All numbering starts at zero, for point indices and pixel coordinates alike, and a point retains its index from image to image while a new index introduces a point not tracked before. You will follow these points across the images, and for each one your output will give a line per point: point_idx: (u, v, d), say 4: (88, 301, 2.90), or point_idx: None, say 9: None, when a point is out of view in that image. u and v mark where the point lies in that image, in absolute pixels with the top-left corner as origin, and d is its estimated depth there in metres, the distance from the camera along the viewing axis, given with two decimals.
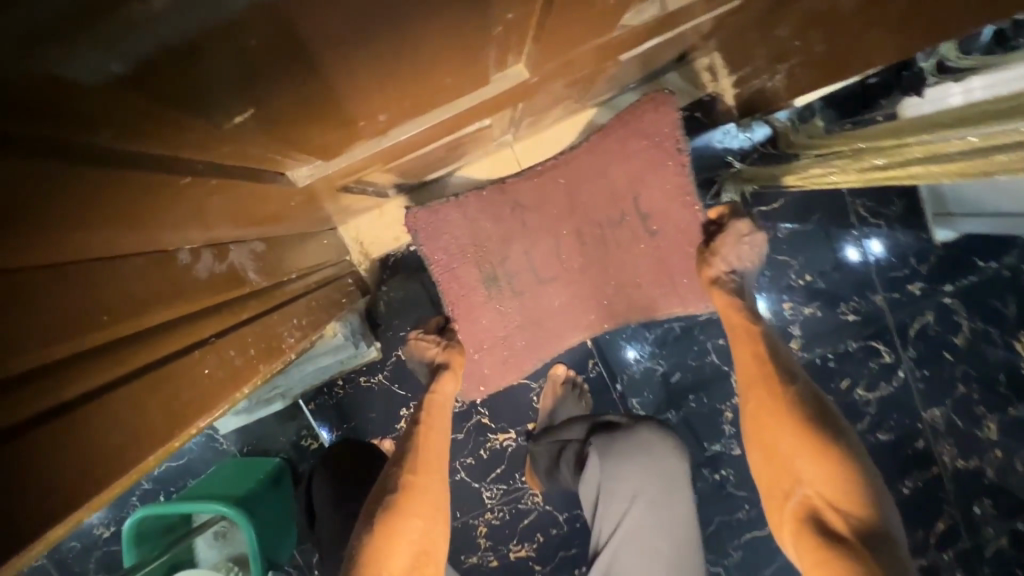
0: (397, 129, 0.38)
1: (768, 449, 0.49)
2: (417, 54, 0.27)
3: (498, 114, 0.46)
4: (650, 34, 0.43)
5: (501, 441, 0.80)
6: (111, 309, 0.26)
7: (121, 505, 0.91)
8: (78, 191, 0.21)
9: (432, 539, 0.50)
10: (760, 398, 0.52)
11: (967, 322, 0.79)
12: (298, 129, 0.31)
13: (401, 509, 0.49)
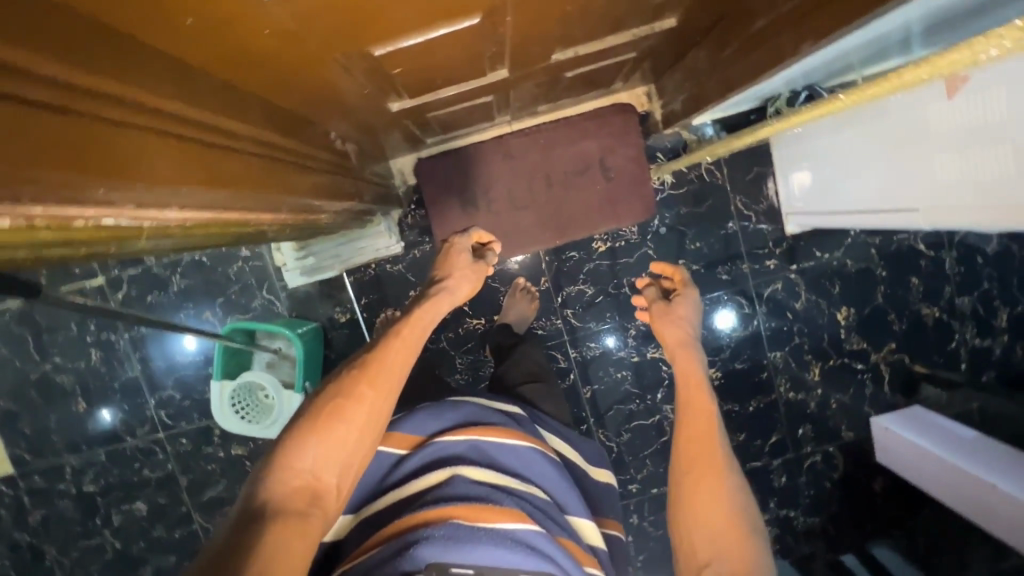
0: (445, 91, 0.71)
1: (701, 515, 0.60)
2: (459, 71, 0.63)
3: (496, 95, 0.81)
4: (581, 63, 0.77)
5: (474, 324, 1.16)
6: (286, 133, 0.55)
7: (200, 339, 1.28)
8: (282, 68, 0.46)
9: (356, 455, 0.62)
10: (707, 470, 0.64)
11: (805, 293, 1.14)
12: (404, 88, 0.64)
13: (341, 415, 0.62)
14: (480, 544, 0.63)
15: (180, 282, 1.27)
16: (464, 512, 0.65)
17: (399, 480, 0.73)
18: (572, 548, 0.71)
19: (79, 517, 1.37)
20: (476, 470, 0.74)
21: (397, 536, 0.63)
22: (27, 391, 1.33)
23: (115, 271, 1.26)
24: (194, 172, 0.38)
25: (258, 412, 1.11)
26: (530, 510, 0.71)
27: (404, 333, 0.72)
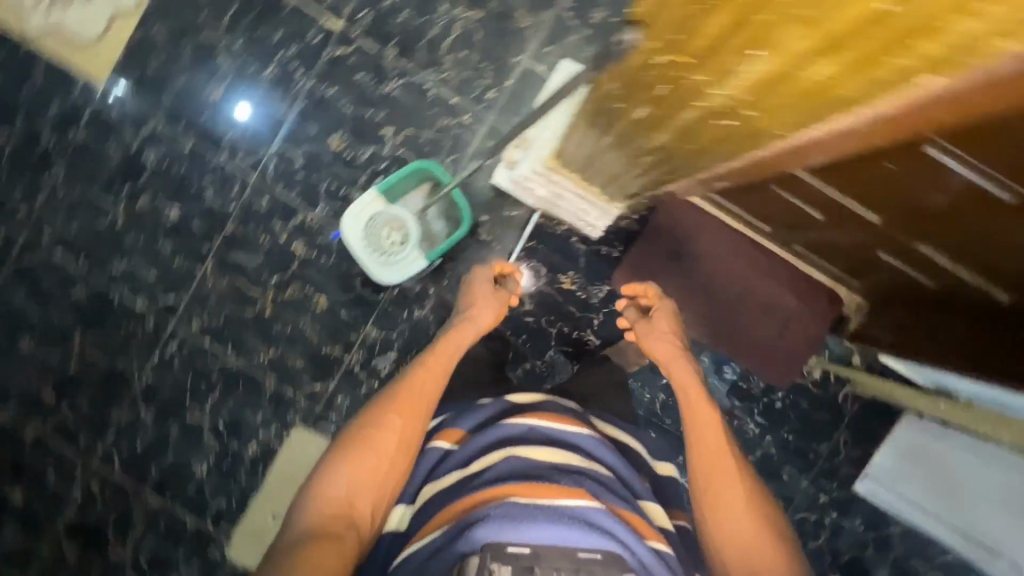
0: (831, 190, 0.74)
1: (722, 512, 0.81)
2: (890, 194, 0.66)
3: (828, 220, 0.85)
4: (905, 259, 0.84)
5: (586, 337, 1.23)
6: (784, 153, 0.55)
7: (365, 143, 1.24)
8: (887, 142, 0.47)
9: (383, 478, 0.79)
10: (731, 476, 0.83)
11: (823, 541, 1.20)
12: (838, 172, 0.67)
13: (368, 447, 0.81)
14: (534, 522, 0.64)
15: (394, 88, 1.24)
16: (519, 491, 0.67)
17: (446, 464, 0.78)
18: (636, 523, 0.70)
19: (114, 172, 1.27)
20: (536, 450, 0.75)
21: (459, 518, 0.67)
22: (186, 42, 1.24)
23: (356, 33, 1.23)
24: (887, 68, 0.35)
25: (381, 248, 1.12)
26: (591, 485, 0.71)
27: (430, 369, 0.91)
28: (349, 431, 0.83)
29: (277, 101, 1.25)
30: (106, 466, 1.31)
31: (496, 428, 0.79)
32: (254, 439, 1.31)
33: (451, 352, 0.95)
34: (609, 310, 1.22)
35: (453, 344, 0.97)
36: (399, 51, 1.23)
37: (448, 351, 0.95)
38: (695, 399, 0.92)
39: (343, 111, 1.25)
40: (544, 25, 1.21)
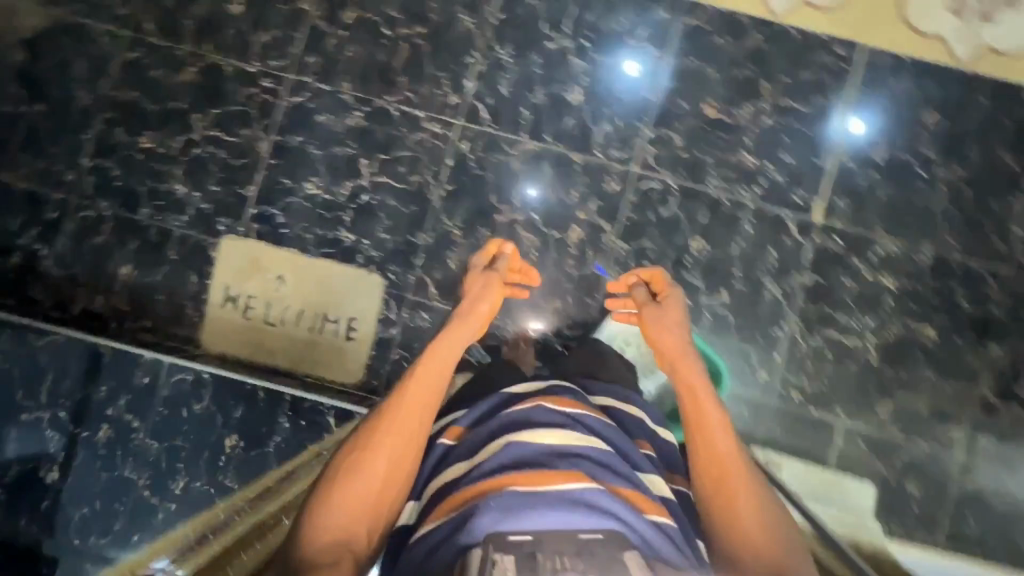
0: None
1: (727, 500, 0.73)
2: None
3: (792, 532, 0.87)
4: None
5: None
6: None
7: (704, 275, 1.14)
8: None
9: (385, 493, 0.72)
10: (734, 467, 0.75)
11: None
12: None
13: (354, 466, 0.73)
14: (536, 510, 0.59)
15: (770, 292, 1.14)
16: (522, 481, 0.62)
17: (451, 461, 0.73)
18: (632, 497, 0.65)
19: (599, 25, 1.19)
20: (536, 433, 0.69)
21: (463, 511, 0.62)
22: (752, 67, 1.17)
23: (814, 238, 1.14)
24: None
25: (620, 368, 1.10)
26: (590, 467, 0.66)
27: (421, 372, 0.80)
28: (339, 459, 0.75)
29: (721, 172, 1.16)
30: (287, 88, 1.21)
31: (505, 417, 0.74)
32: (354, 234, 1.18)
33: (447, 355, 0.85)
34: None
35: (456, 330, 0.88)
36: (810, 287, 1.14)
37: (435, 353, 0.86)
38: (700, 395, 0.81)
39: (730, 244, 1.15)
40: (883, 433, 1.12)
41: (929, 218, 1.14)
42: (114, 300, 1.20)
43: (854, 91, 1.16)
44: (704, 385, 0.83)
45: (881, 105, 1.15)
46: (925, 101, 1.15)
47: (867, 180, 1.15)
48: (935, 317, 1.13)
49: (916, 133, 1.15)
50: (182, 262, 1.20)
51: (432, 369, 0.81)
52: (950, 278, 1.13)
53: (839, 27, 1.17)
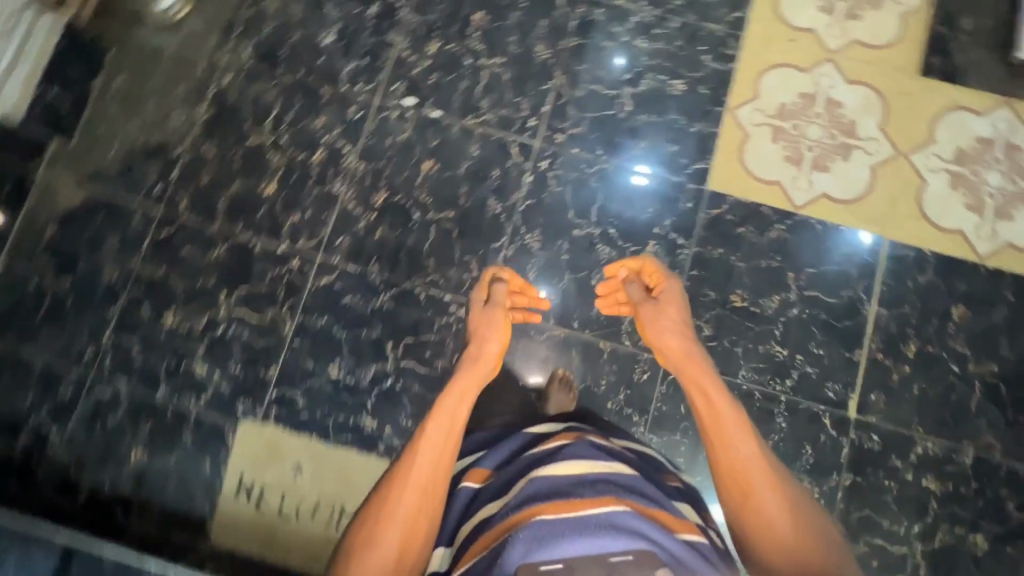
0: None
1: (750, 505, 0.72)
2: None
3: None
4: None
5: None
6: None
7: None
8: None
9: (408, 541, 0.74)
10: (752, 465, 0.74)
11: None
12: None
13: (374, 520, 0.77)
14: (566, 539, 0.58)
15: (808, 493, 1.10)
16: (551, 507, 0.62)
17: (474, 508, 0.74)
18: (660, 516, 0.64)
19: (625, 214, 1.21)
20: (557, 464, 0.68)
21: (494, 547, 0.62)
22: (778, 257, 1.18)
23: (851, 436, 1.11)
24: None
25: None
26: (614, 490, 0.64)
27: (436, 422, 0.83)
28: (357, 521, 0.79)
29: (750, 363, 1.15)
30: (315, 269, 1.22)
31: (530, 457, 0.73)
32: (377, 421, 1.15)
33: (470, 395, 0.89)
34: None
35: (475, 375, 0.92)
36: (849, 488, 1.09)
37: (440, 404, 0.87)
38: (703, 386, 0.82)
39: (763, 441, 1.12)
40: None
41: (967, 416, 1.11)
42: (122, 487, 1.15)
43: (879, 284, 1.16)
44: (710, 377, 0.84)
45: (908, 299, 1.15)
46: (953, 295, 1.15)
47: (902, 375, 1.13)
48: (986, 525, 1.07)
49: (947, 327, 1.14)
50: (197, 447, 1.16)
51: (448, 415, 0.84)
52: (997, 482, 1.08)
53: (863, 219, 1.19)
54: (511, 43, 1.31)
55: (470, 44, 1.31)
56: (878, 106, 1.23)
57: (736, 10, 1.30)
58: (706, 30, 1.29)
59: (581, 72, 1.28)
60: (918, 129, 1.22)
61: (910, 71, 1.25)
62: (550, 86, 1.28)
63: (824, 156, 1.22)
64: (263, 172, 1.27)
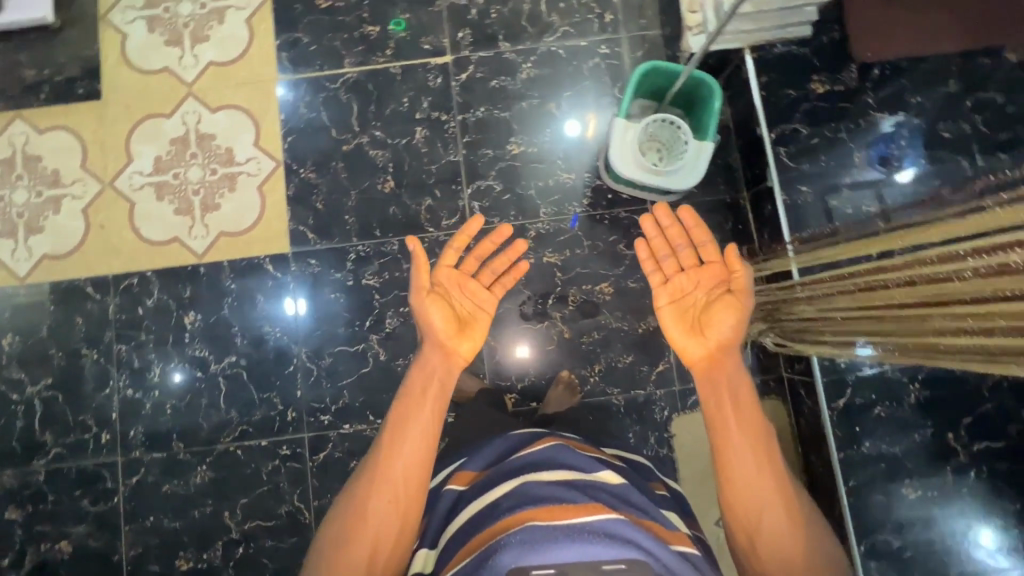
0: None
1: (754, 522, 0.65)
2: None
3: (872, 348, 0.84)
4: None
5: (877, 117, 1.04)
6: None
7: (538, 130, 1.22)
8: None
9: (394, 516, 0.71)
10: (775, 493, 0.65)
11: None
12: None
13: (365, 494, 0.72)
14: (558, 543, 0.57)
15: (532, 70, 1.23)
16: (542, 513, 0.60)
17: (463, 504, 0.71)
18: (653, 526, 0.64)
19: (347, 314, 1.18)
20: (543, 473, 0.67)
21: (482, 548, 0.60)
22: (336, 162, 1.22)
23: (469, 51, 1.24)
24: None
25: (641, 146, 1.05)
26: (606, 498, 0.64)
27: (414, 419, 0.76)
28: (339, 511, 0.74)
29: (440, 155, 1.22)
30: None
31: (516, 460, 0.72)
32: None
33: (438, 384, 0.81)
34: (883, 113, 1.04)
35: (433, 363, 0.83)
36: (510, 41, 1.24)
37: (421, 389, 0.79)
38: (732, 421, 0.68)
39: (502, 121, 1.23)
40: None
41: None
42: None
43: (324, 71, 1.24)
44: (739, 382, 0.71)
45: (329, 45, 1.25)
46: (311, 9, 1.25)
47: (399, 28, 1.25)
48: None
49: (342, 5, 1.25)
50: None
51: (415, 413, 0.77)
52: None
53: (268, 104, 1.24)
54: (202, 511, 1.14)
55: (218, 555, 1.13)
56: (148, 125, 1.23)
57: (86, 291, 1.19)
58: (120, 312, 1.19)
59: (211, 421, 1.17)
60: (159, 83, 1.24)
61: (102, 107, 1.23)
62: (239, 446, 1.16)
63: (217, 155, 1.22)
64: None
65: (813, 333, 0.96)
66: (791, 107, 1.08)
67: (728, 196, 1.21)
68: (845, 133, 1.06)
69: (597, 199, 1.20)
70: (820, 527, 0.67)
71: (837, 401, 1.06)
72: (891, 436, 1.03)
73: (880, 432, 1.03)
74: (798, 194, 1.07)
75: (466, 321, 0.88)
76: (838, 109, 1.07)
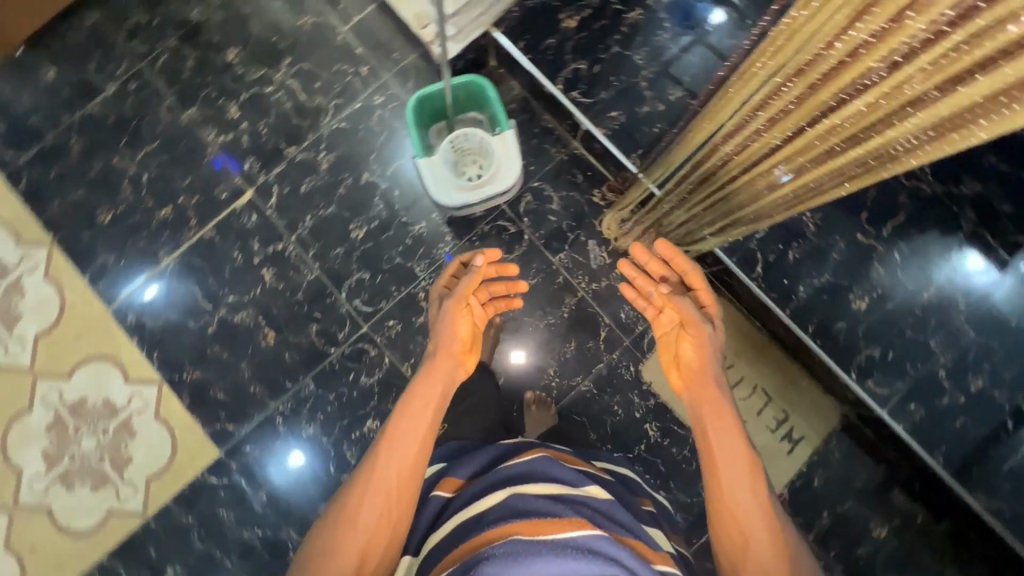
0: None
1: (738, 535, 0.65)
2: None
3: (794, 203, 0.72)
4: None
5: (633, 16, 1.09)
6: None
7: (367, 204, 1.19)
8: None
9: (385, 517, 0.70)
10: (755, 509, 0.66)
11: None
12: None
13: (359, 495, 0.71)
14: (543, 557, 0.54)
15: (330, 155, 1.21)
16: (526, 527, 0.59)
17: (450, 509, 0.70)
18: (637, 545, 0.62)
19: (309, 473, 1.14)
20: (530, 487, 0.66)
21: (466, 559, 0.57)
22: (210, 348, 1.17)
23: (266, 175, 1.21)
24: None
25: (452, 163, 1.05)
26: (591, 514, 0.62)
27: (416, 420, 0.78)
28: (334, 516, 0.72)
29: (298, 280, 1.19)
30: None
31: (504, 470, 0.71)
32: (641, 423, 1.14)
33: (438, 392, 0.83)
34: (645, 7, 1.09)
35: (441, 372, 0.86)
36: (294, 145, 1.22)
37: (429, 392, 0.83)
38: (717, 424, 0.72)
39: (332, 217, 1.20)
40: (317, 6, 1.25)
41: (167, 140, 1.23)
42: (905, 509, 1.12)
43: (147, 276, 1.19)
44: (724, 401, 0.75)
45: (136, 250, 1.20)
46: (98, 229, 1.20)
47: (190, 196, 1.21)
48: (216, 60, 1.24)
49: (125, 209, 1.21)
50: (813, 499, 1.13)
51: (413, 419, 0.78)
52: (185, 82, 1.24)
53: (114, 338, 1.18)
54: None
55: None
56: (15, 430, 1.15)
57: None
58: None
59: None
60: (0, 385, 1.16)
61: None
62: None
63: (99, 414, 1.16)
64: None
65: (696, 233, 0.97)
66: (556, 51, 1.10)
67: (563, 153, 1.19)
68: (614, 45, 1.09)
69: (457, 229, 1.19)
70: (803, 552, 0.65)
71: (755, 269, 1.08)
72: (814, 267, 1.07)
73: (804, 269, 1.07)
74: (611, 121, 1.09)
75: (474, 342, 0.96)
76: (598, 30, 1.10)
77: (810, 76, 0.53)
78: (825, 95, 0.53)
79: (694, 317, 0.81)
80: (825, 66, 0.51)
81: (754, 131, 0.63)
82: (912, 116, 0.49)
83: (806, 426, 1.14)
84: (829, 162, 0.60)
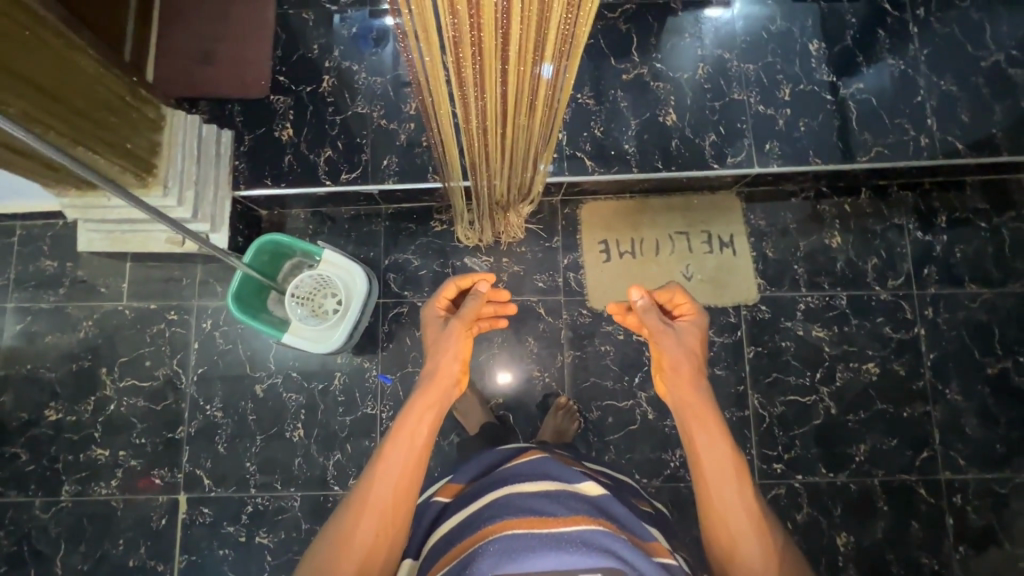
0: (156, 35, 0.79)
1: (726, 533, 0.70)
2: None
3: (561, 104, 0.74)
4: None
5: (327, 84, 1.12)
6: None
7: (283, 404, 1.15)
8: None
9: (385, 527, 0.70)
10: (745, 517, 0.70)
11: None
12: None
13: (358, 504, 0.70)
14: (536, 552, 0.61)
15: (216, 401, 1.15)
16: (524, 523, 0.64)
17: (448, 513, 0.76)
18: (631, 538, 0.67)
19: None
20: (533, 485, 0.70)
21: (463, 557, 0.64)
22: None
23: (181, 470, 1.12)
24: None
25: (310, 315, 1.04)
26: (588, 508, 0.66)
27: (415, 437, 0.75)
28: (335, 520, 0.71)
29: (291, 515, 1.12)
30: (752, 461, 1.16)
31: (511, 472, 0.75)
32: (630, 338, 1.19)
33: (434, 413, 0.78)
34: (330, 69, 1.13)
35: (435, 395, 0.80)
36: (179, 424, 1.14)
37: (423, 411, 0.78)
38: (704, 433, 0.73)
39: (266, 442, 1.14)
40: (83, 308, 1.17)
41: (70, 533, 1.10)
42: (833, 209, 1.25)
43: None
44: (712, 406, 0.75)
45: None
46: None
47: (136, 552, 1.10)
48: (44, 431, 1.13)
49: None
50: (779, 264, 1.23)
51: (409, 434, 0.74)
52: (35, 474, 1.12)
53: None
54: None
55: None
56: None
57: None
58: None
59: None
60: None
61: None
62: None
63: None
64: (859, 553, 1.12)
65: (532, 183, 1.02)
66: (298, 161, 1.10)
67: (383, 222, 1.20)
68: (334, 116, 1.11)
69: (367, 351, 1.17)
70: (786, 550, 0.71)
71: (587, 164, 1.15)
72: (619, 121, 1.16)
73: (615, 130, 1.16)
74: (389, 166, 1.11)
75: (468, 365, 0.90)
76: (313, 117, 1.11)
77: (466, 38, 0.55)
78: (490, 40, 0.55)
79: (661, 329, 0.81)
80: (468, 22, 0.52)
81: (476, 100, 0.66)
82: (552, 6, 0.53)
83: (727, 226, 1.24)
84: (540, 71, 0.64)
